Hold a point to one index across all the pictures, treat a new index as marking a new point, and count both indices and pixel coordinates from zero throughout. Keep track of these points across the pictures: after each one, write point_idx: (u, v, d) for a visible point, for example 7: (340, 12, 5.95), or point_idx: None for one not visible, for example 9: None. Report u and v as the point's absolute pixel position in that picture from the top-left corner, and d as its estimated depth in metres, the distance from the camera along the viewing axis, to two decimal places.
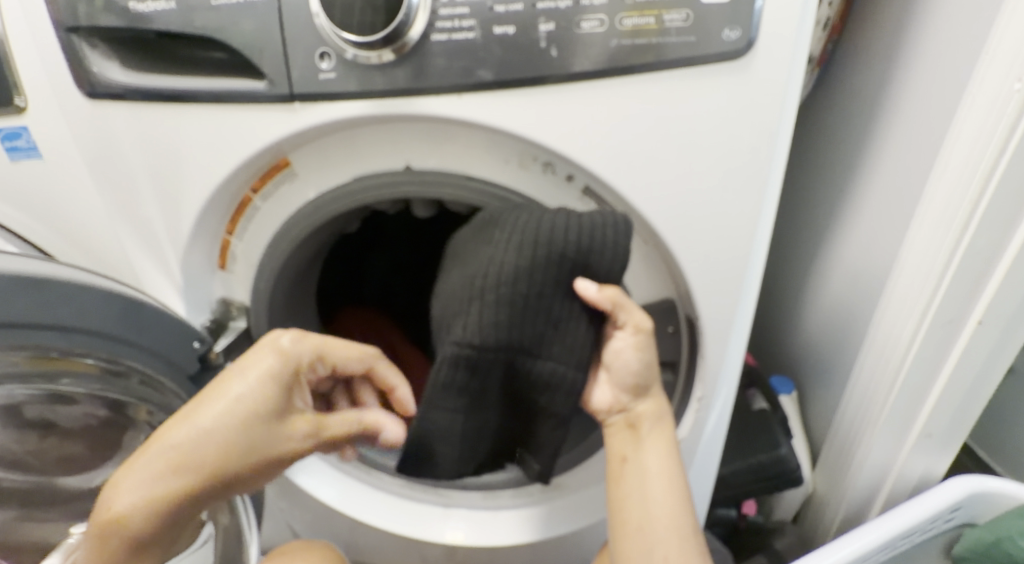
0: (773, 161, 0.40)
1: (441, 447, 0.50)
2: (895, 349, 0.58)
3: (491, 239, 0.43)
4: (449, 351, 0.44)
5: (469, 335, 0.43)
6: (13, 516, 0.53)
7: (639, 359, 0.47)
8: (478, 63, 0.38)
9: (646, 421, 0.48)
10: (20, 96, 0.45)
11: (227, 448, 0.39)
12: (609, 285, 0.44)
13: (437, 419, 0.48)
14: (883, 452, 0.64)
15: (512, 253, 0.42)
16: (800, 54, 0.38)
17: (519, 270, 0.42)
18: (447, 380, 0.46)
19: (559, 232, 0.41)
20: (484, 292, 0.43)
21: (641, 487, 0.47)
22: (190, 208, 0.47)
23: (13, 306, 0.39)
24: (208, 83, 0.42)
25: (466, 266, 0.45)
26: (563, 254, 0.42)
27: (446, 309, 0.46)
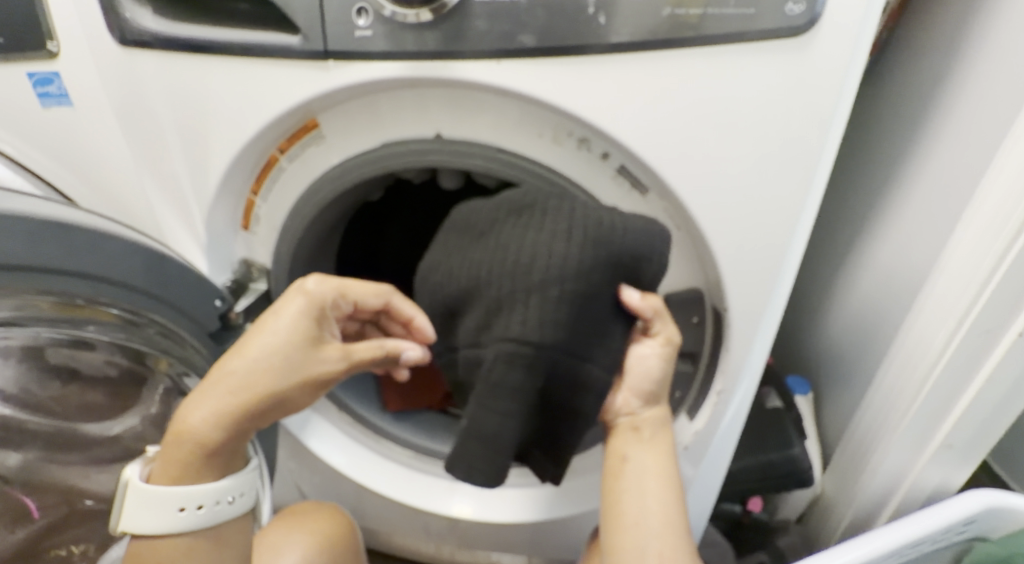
0: (823, 150, 0.39)
1: (478, 449, 0.44)
2: (927, 355, 0.56)
3: (541, 226, 0.40)
4: (502, 349, 0.41)
5: (527, 332, 0.40)
6: (37, 456, 0.54)
7: (662, 368, 0.46)
8: (520, 28, 0.37)
9: (649, 427, 0.48)
10: (53, 41, 0.45)
11: (272, 374, 0.40)
12: (651, 294, 0.43)
13: (483, 419, 0.43)
14: (900, 459, 0.62)
15: (574, 248, 0.39)
16: (864, 38, 0.36)
17: (580, 268, 0.39)
18: (497, 377, 0.42)
19: (617, 234, 0.39)
20: (547, 287, 0.39)
21: (638, 485, 0.46)
22: (216, 163, 0.47)
23: (41, 250, 0.39)
24: (240, 35, 0.41)
25: (505, 249, 0.41)
26: (619, 258, 0.40)
27: (482, 299, 0.42)
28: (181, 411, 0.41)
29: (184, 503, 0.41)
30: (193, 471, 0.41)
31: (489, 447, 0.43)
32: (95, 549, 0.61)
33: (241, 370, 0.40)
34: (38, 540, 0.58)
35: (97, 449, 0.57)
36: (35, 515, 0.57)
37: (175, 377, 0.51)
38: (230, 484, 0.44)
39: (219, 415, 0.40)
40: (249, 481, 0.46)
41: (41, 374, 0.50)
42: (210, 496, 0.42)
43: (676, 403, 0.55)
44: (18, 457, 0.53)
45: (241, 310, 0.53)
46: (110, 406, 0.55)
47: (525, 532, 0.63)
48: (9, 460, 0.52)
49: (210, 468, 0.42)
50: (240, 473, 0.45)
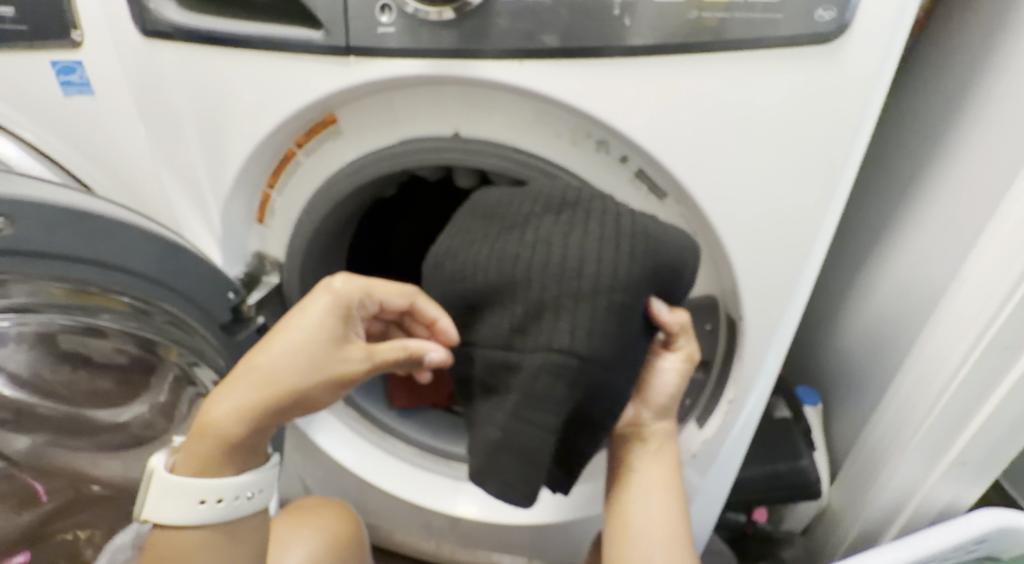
0: (847, 159, 0.38)
1: (514, 462, 0.42)
2: (942, 370, 0.55)
3: (585, 227, 0.38)
4: (546, 359, 0.39)
5: (575, 345, 0.38)
6: (46, 441, 0.55)
7: (677, 382, 0.45)
8: (542, 28, 0.37)
9: (658, 439, 0.47)
10: (77, 30, 0.45)
11: (295, 371, 0.39)
12: (679, 308, 0.42)
13: (522, 433, 0.41)
14: (910, 474, 0.61)
15: (625, 257, 0.37)
16: (895, 48, 0.36)
17: (629, 277, 0.38)
18: (535, 388, 0.40)
19: (664, 243, 0.38)
20: (597, 295, 0.37)
21: (643, 498, 0.46)
22: (234, 156, 0.47)
23: (62, 238, 0.39)
24: (262, 29, 0.41)
25: (548, 250, 0.38)
26: (664, 268, 0.38)
27: (521, 301, 0.39)
28: (207, 401, 0.40)
29: (205, 495, 0.41)
30: (217, 460, 0.41)
31: (524, 458, 0.42)
32: (99, 535, 0.61)
33: (266, 365, 0.39)
34: (43, 523, 0.58)
35: (105, 435, 0.57)
36: (42, 498, 0.57)
37: (186, 367, 0.52)
38: (251, 479, 0.43)
39: (241, 408, 0.39)
40: (269, 477, 0.46)
41: (53, 360, 0.51)
42: (229, 490, 0.42)
43: (686, 410, 0.54)
44: (27, 441, 0.54)
45: (253, 303, 0.53)
46: (118, 393, 0.56)
47: (527, 533, 0.63)
48: (19, 444, 0.53)
49: (233, 461, 0.42)
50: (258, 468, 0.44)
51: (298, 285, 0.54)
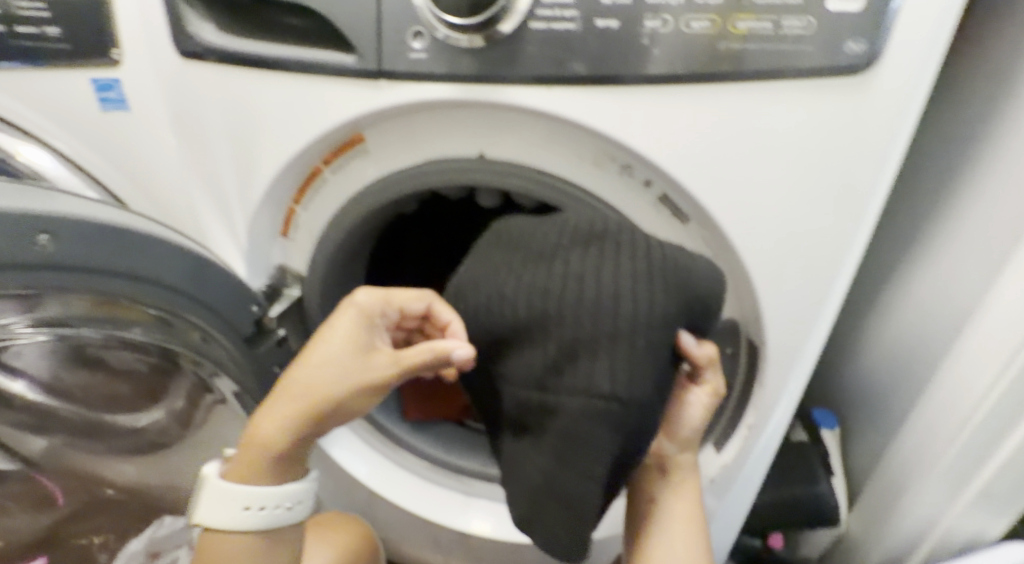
0: (875, 188, 0.38)
1: (559, 511, 0.41)
2: (966, 400, 0.54)
3: (617, 262, 0.38)
4: (586, 404, 0.38)
5: (616, 389, 0.37)
6: (60, 442, 0.55)
7: (701, 416, 0.45)
8: (571, 55, 0.37)
9: (680, 471, 0.47)
10: (116, 49, 0.47)
11: (327, 382, 0.39)
12: (706, 342, 0.42)
13: (568, 482, 0.40)
14: (932, 505, 0.60)
15: (659, 292, 0.37)
16: (924, 82, 0.36)
17: (662, 313, 0.37)
18: (577, 435, 0.38)
19: (696, 277, 0.38)
20: (633, 334, 0.37)
21: (663, 530, 0.47)
22: (263, 173, 0.48)
23: (96, 252, 0.40)
24: (296, 52, 0.42)
25: (580, 286, 0.38)
26: (696, 301, 0.38)
27: (554, 339, 0.39)
28: (253, 416, 0.42)
29: (249, 502, 0.42)
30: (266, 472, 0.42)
31: (568, 508, 0.41)
32: (114, 539, 0.65)
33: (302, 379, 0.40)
34: (59, 527, 0.61)
35: (121, 440, 0.59)
36: (59, 501, 0.59)
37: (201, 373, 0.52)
38: (293, 489, 0.44)
39: (283, 421, 0.40)
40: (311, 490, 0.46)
41: (70, 365, 0.51)
42: (270, 498, 0.42)
43: (704, 433, 0.54)
44: (43, 443, 0.54)
45: (275, 315, 0.55)
46: (135, 400, 0.58)
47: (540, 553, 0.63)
48: (36, 444, 0.54)
49: (278, 472, 0.42)
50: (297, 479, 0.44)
51: (319, 300, 0.55)
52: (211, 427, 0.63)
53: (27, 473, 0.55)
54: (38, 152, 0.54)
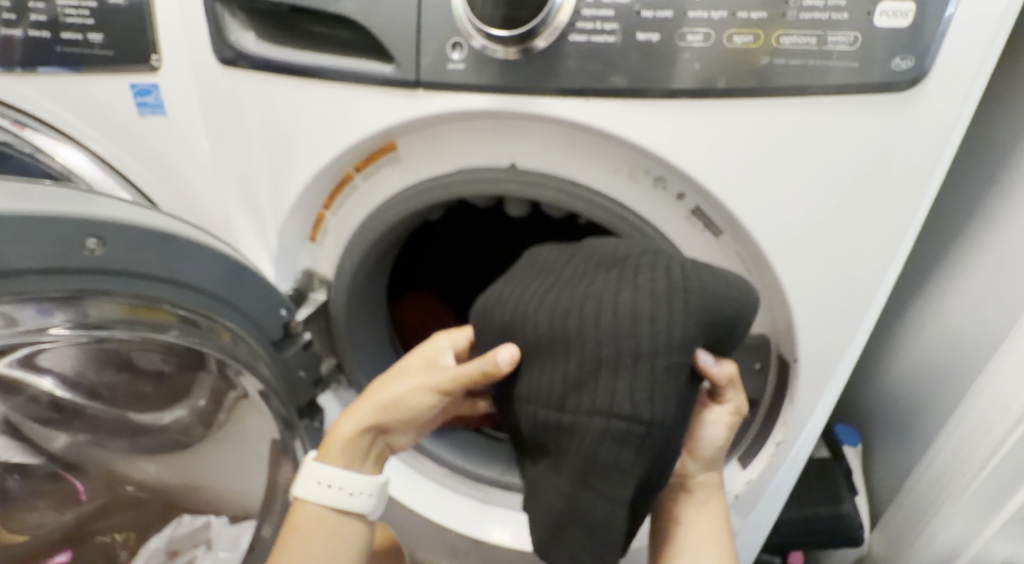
0: (916, 207, 0.38)
1: (581, 534, 0.40)
2: (999, 423, 0.53)
3: (637, 282, 0.36)
4: (607, 427, 0.35)
5: (637, 410, 0.35)
6: (86, 440, 0.57)
7: (724, 435, 0.44)
8: (612, 69, 0.37)
9: (704, 490, 0.47)
10: (156, 54, 0.48)
11: (393, 392, 0.44)
12: (726, 360, 0.39)
13: (591, 505, 0.38)
14: (963, 530, 0.59)
15: (683, 314, 0.34)
16: (970, 103, 0.35)
17: (686, 337, 0.34)
18: (596, 456, 0.36)
19: (720, 300, 0.35)
20: (655, 357, 0.34)
21: (688, 551, 0.46)
22: (296, 179, 0.49)
23: (141, 257, 0.41)
24: (335, 61, 0.43)
25: (600, 305, 0.36)
26: (718, 319, 0.36)
27: (574, 359, 0.37)
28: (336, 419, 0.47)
29: (319, 477, 0.45)
30: (360, 456, 0.46)
31: (590, 530, 0.39)
32: (134, 537, 0.64)
33: (375, 389, 0.45)
34: (80, 526, 0.61)
35: (144, 438, 0.60)
36: (82, 498, 0.60)
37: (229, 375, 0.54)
38: (358, 479, 0.46)
39: (354, 420, 0.45)
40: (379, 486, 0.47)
41: (99, 365, 0.53)
42: (344, 481, 0.45)
43: (730, 448, 0.53)
44: (66, 440, 0.56)
45: (302, 319, 0.55)
46: (162, 398, 0.59)
47: None
48: (58, 441, 0.55)
49: (353, 463, 0.46)
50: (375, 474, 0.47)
51: (345, 305, 0.55)
52: (234, 428, 0.64)
53: (54, 470, 0.56)
54: (76, 154, 0.55)
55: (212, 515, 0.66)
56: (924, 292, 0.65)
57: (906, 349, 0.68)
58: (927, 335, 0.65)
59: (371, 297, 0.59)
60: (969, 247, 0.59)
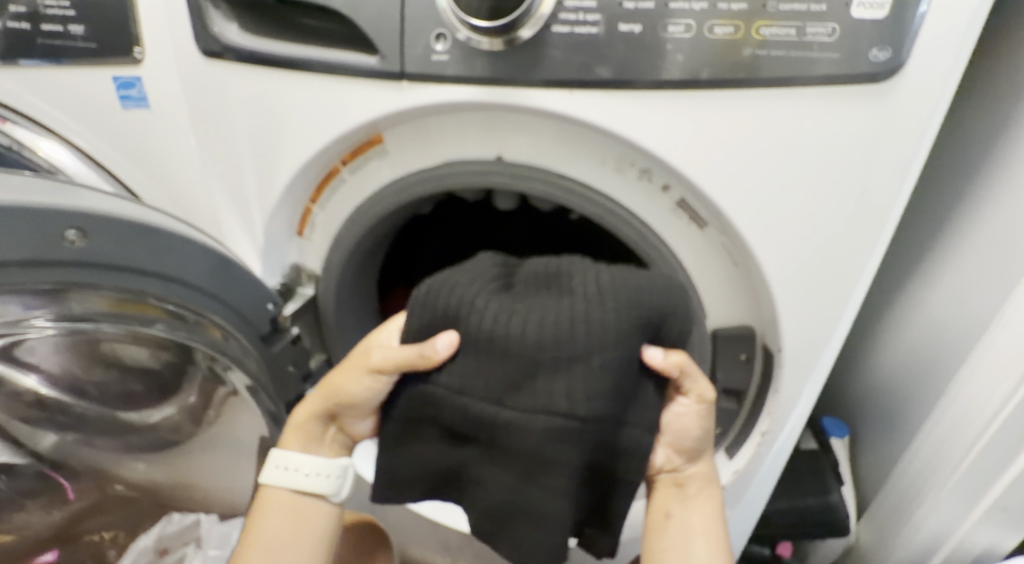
0: (897, 197, 0.38)
1: (527, 525, 0.44)
2: (979, 412, 0.54)
3: (573, 287, 0.38)
4: (546, 426, 0.39)
5: (573, 407, 0.38)
6: (73, 439, 0.58)
7: (700, 425, 0.45)
8: (598, 61, 0.37)
9: (695, 483, 0.47)
10: (139, 47, 0.48)
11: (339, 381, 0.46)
12: (675, 350, 0.41)
13: (538, 495, 0.42)
14: (947, 518, 0.60)
15: (614, 315, 0.37)
16: (947, 94, 0.36)
17: (618, 335, 0.37)
18: (536, 450, 0.40)
19: (650, 292, 0.38)
20: (589, 357, 0.37)
21: (682, 545, 0.46)
22: (281, 172, 0.48)
23: (121, 249, 0.42)
24: (319, 53, 0.43)
25: (541, 310, 0.38)
26: (650, 317, 0.38)
27: (514, 362, 0.38)
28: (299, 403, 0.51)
29: (277, 461, 0.49)
30: (318, 435, 0.50)
31: (534, 519, 0.43)
32: (123, 535, 0.66)
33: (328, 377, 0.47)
34: (69, 526, 0.63)
35: (134, 438, 0.60)
36: (70, 497, 0.61)
37: (218, 370, 0.54)
38: (312, 462, 0.49)
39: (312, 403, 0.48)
40: (338, 469, 0.50)
41: (84, 361, 0.53)
42: (302, 463, 0.49)
43: (717, 439, 0.54)
44: (54, 440, 0.57)
45: (289, 313, 0.55)
46: (149, 397, 0.58)
47: None
48: (45, 441, 0.57)
49: (311, 443, 0.50)
50: (336, 457, 0.50)
51: (333, 300, 0.55)
52: (225, 426, 0.63)
53: (43, 469, 0.58)
54: (59, 148, 0.55)
55: (202, 512, 0.69)
56: (908, 285, 0.66)
57: (891, 341, 0.69)
58: (911, 326, 0.66)
59: (361, 293, 0.58)
60: (951, 239, 0.59)
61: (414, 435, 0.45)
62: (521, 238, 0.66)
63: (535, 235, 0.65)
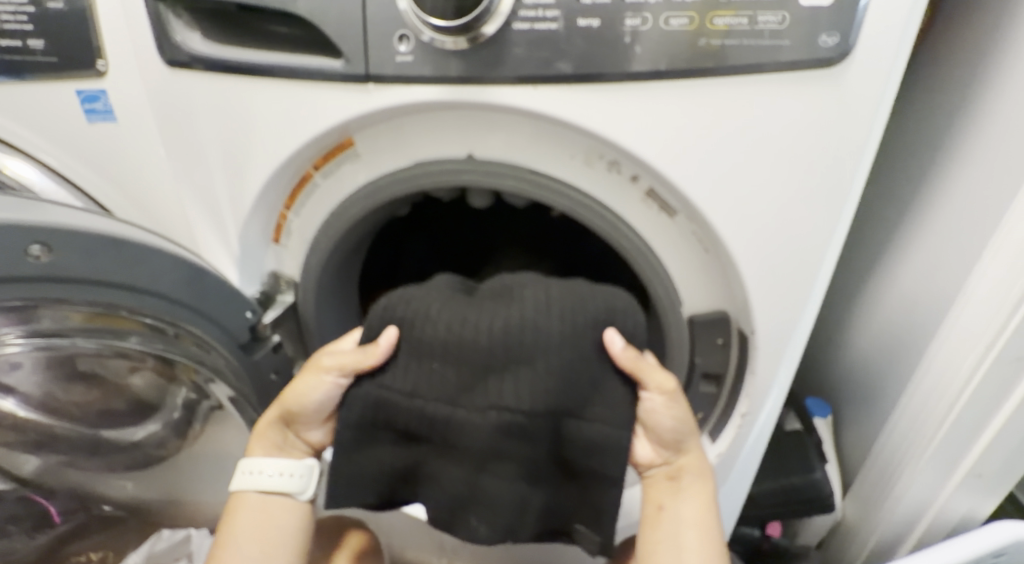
0: (855, 177, 0.39)
1: (484, 511, 0.48)
2: (948, 387, 0.55)
3: (523, 298, 0.43)
4: (497, 422, 0.43)
5: (520, 404, 0.43)
6: (58, 461, 0.58)
7: (670, 416, 0.46)
8: (558, 56, 0.38)
9: (687, 474, 0.48)
10: (102, 59, 0.47)
11: (293, 387, 0.49)
12: (632, 346, 0.44)
13: (498, 490, 0.47)
14: (925, 490, 0.61)
15: (556, 319, 0.42)
16: (895, 74, 0.37)
17: (563, 337, 0.42)
18: (484, 445, 0.44)
19: (585, 301, 0.43)
20: (535, 358, 0.42)
21: (675, 538, 0.47)
22: (253, 181, 0.48)
23: (88, 263, 0.43)
24: (284, 59, 0.43)
25: (492, 317, 0.43)
26: (595, 319, 0.43)
27: (467, 364, 0.43)
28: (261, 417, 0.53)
29: (245, 467, 0.50)
30: (279, 442, 0.51)
31: (488, 508, 0.47)
32: (112, 555, 0.67)
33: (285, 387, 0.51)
34: (58, 547, 0.63)
35: (118, 456, 0.60)
36: (57, 520, 0.61)
37: (200, 382, 0.54)
38: (277, 463, 0.50)
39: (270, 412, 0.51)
40: (303, 469, 0.51)
41: (62, 380, 0.52)
42: (264, 465, 0.50)
43: (699, 424, 0.55)
44: (36, 462, 0.57)
45: (269, 321, 0.54)
46: (131, 412, 0.58)
47: (543, 549, 0.63)
48: (29, 466, 0.56)
49: (273, 448, 0.51)
50: (301, 457, 0.52)
51: (313, 307, 0.54)
52: (211, 437, 0.62)
53: (25, 494, 0.57)
54: (25, 165, 0.54)
55: (192, 529, 0.68)
56: (878, 265, 0.68)
57: (865, 320, 0.71)
58: (884, 304, 0.67)
59: (341, 299, 0.58)
60: (917, 217, 0.61)
61: (370, 443, 0.47)
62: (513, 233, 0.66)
63: (538, 229, 0.65)
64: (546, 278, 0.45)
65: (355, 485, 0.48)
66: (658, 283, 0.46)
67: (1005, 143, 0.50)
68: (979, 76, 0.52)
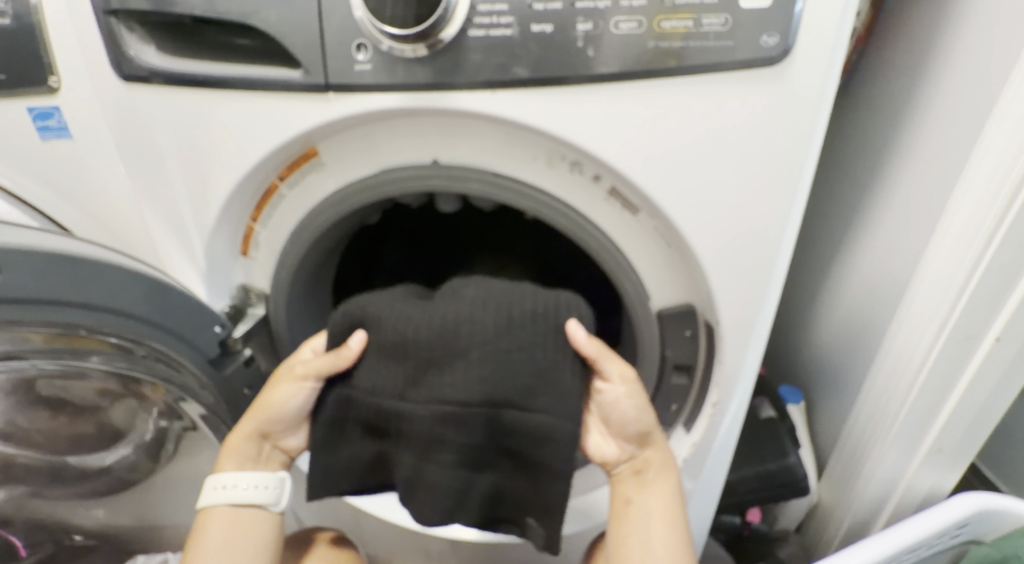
0: (803, 166, 0.41)
1: (434, 499, 0.47)
2: (908, 366, 0.57)
3: (463, 296, 0.45)
4: (433, 412, 0.44)
5: (458, 395, 0.44)
6: (26, 491, 0.56)
7: (633, 406, 0.47)
8: (514, 61, 0.38)
9: (652, 467, 0.49)
10: (53, 76, 0.46)
11: (265, 398, 0.49)
12: (598, 338, 0.46)
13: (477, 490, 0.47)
14: (892, 468, 0.63)
15: (491, 314, 0.44)
16: (835, 67, 0.38)
17: (498, 329, 0.44)
18: (426, 434, 0.45)
19: (522, 301, 0.44)
20: (469, 351, 0.43)
21: (643, 529, 0.49)
22: (216, 194, 0.48)
23: (44, 280, 0.42)
24: (241, 70, 0.43)
25: (433, 312, 0.45)
26: (535, 313, 0.44)
27: (410, 358, 0.45)
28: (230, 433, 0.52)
29: (218, 482, 0.50)
30: (254, 455, 0.51)
31: (433, 494, 0.47)
32: None
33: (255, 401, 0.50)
34: None
35: (93, 482, 0.59)
36: (23, 553, 0.60)
37: (171, 401, 0.53)
38: (251, 477, 0.50)
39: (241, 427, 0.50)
40: (274, 482, 0.51)
41: (26, 406, 0.51)
42: (237, 479, 0.50)
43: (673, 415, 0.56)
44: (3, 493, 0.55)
45: (240, 336, 0.53)
46: (100, 438, 0.57)
47: (528, 551, 0.63)
48: None
49: (248, 461, 0.51)
50: (275, 469, 0.52)
51: (283, 318, 0.54)
52: (184, 461, 0.61)
53: None
54: None
55: (171, 551, 0.67)
56: (839, 252, 0.70)
57: (830, 307, 0.73)
58: (846, 290, 0.69)
59: (314, 309, 0.57)
60: (871, 204, 0.63)
61: (340, 439, 0.48)
62: (484, 236, 0.67)
63: (520, 213, 0.64)
64: (490, 280, 0.47)
65: (331, 475, 0.49)
66: (626, 280, 0.47)
67: (948, 131, 0.52)
68: (926, 69, 0.54)
